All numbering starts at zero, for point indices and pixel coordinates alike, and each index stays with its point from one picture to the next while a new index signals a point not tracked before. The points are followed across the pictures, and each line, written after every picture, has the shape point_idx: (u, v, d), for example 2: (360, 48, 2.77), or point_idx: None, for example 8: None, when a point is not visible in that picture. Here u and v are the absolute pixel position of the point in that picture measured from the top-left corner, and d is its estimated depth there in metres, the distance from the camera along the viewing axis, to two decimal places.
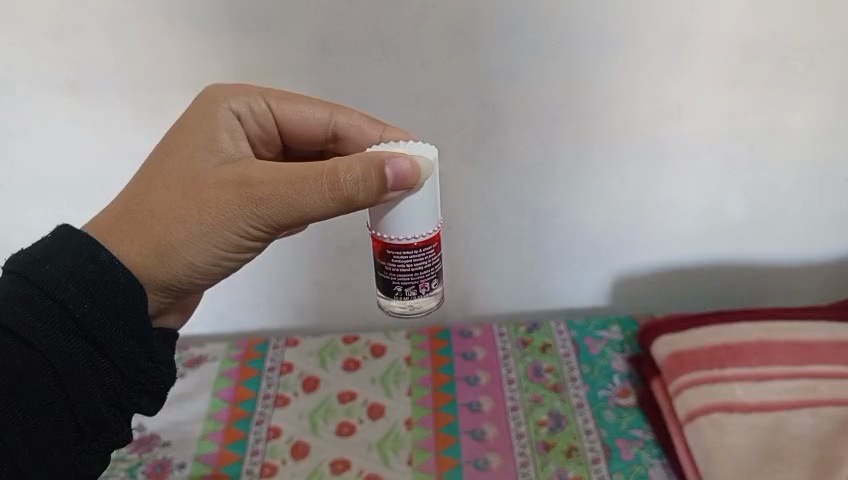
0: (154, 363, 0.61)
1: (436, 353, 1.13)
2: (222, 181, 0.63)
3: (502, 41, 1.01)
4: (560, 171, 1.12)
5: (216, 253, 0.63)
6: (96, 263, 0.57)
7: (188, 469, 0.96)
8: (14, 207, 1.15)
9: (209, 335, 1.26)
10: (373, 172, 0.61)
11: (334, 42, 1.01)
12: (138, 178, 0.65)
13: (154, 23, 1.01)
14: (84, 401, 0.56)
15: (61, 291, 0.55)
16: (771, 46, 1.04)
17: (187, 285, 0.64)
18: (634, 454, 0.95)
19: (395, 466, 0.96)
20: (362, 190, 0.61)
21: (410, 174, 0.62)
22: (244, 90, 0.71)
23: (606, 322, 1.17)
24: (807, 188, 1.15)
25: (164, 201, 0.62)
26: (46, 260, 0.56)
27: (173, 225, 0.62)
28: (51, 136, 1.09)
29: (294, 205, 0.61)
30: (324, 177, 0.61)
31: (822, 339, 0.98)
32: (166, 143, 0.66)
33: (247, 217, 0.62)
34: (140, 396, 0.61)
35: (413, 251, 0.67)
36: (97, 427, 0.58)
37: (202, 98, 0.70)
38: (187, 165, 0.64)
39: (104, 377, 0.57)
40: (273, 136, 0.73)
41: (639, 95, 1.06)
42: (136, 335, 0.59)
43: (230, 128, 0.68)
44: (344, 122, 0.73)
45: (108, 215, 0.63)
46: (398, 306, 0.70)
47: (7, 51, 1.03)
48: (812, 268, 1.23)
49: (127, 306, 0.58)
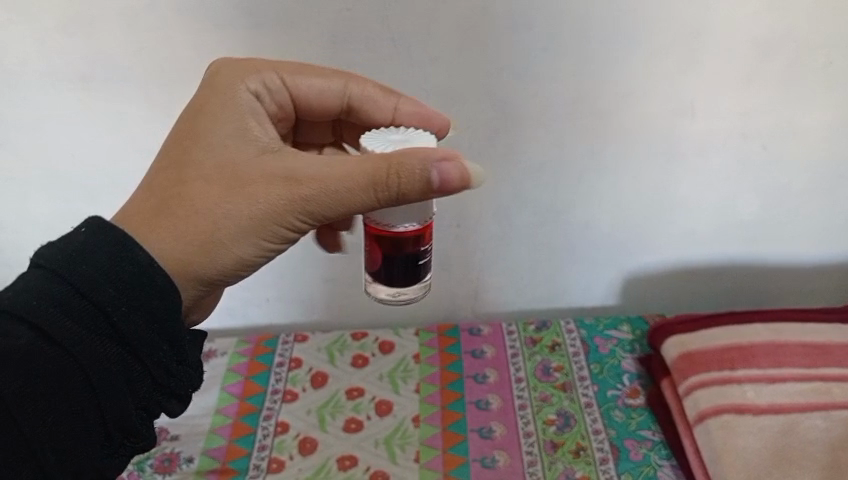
0: (184, 366, 0.58)
1: (445, 351, 1.13)
2: (265, 174, 0.60)
3: (515, 38, 1.00)
4: (570, 170, 1.11)
5: (262, 247, 0.62)
6: (134, 263, 0.55)
7: (195, 463, 0.97)
8: (26, 198, 1.16)
9: (218, 330, 1.27)
10: (419, 176, 0.57)
11: (345, 38, 1.01)
12: (168, 167, 0.61)
13: (165, 18, 1.01)
14: (115, 406, 0.53)
15: (97, 291, 0.53)
16: (786, 45, 1.02)
17: (228, 279, 0.62)
18: (643, 455, 0.95)
19: (402, 463, 0.96)
20: (411, 192, 0.58)
21: (459, 181, 0.58)
22: (256, 67, 0.68)
23: (616, 322, 1.16)
24: (821, 189, 1.14)
25: (206, 194, 0.60)
26: (82, 258, 0.53)
27: (220, 220, 0.59)
28: (61, 129, 1.09)
29: (343, 201, 0.60)
30: (375, 177, 0.58)
31: (836, 342, 0.97)
32: (192, 129, 0.62)
33: (297, 212, 0.60)
34: (169, 400, 0.58)
35: (404, 238, 0.65)
36: (125, 433, 0.55)
37: (214, 78, 0.66)
38: (222, 154, 0.61)
39: (135, 382, 0.55)
40: (287, 113, 0.71)
41: (653, 94, 1.05)
42: (169, 338, 0.57)
43: (255, 111, 0.65)
44: (358, 92, 0.72)
45: (143, 209, 0.60)
46: (386, 293, 0.69)
47: (21, 46, 1.03)
48: (824, 270, 1.22)
49: (162, 308, 0.56)
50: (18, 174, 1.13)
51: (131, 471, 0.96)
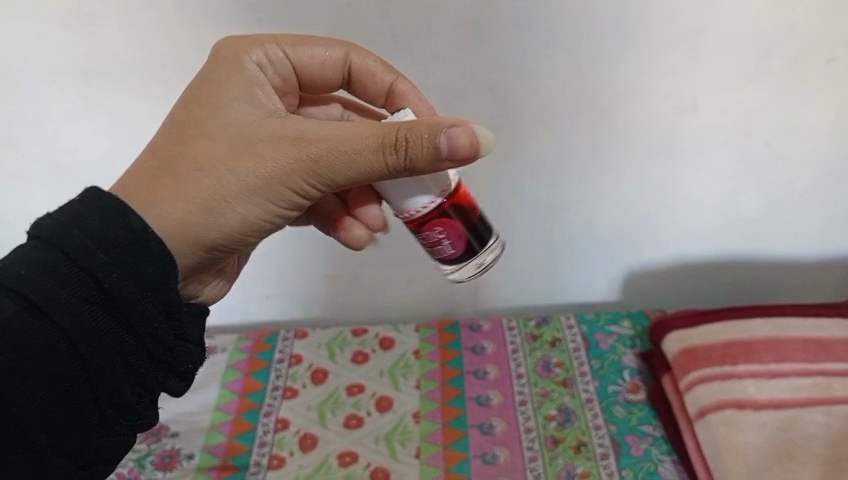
0: (182, 341, 0.57)
1: (446, 347, 1.13)
2: (273, 135, 0.59)
3: (515, 33, 1.00)
4: (570, 166, 1.11)
5: (269, 209, 0.61)
6: (128, 229, 0.53)
7: (196, 460, 0.97)
8: (28, 192, 1.16)
9: (220, 326, 1.28)
10: (429, 142, 0.56)
11: (345, 33, 1.00)
12: (171, 130, 0.60)
13: (165, 15, 1.00)
14: (108, 382, 0.52)
15: (88, 258, 0.50)
16: (789, 42, 1.01)
17: (234, 242, 0.62)
18: (644, 450, 0.95)
19: (403, 459, 0.95)
20: (421, 160, 0.57)
21: (468, 150, 0.56)
22: (258, 39, 0.66)
23: (617, 318, 1.16)
24: (824, 185, 1.14)
25: (211, 155, 0.59)
26: (75, 225, 0.51)
27: (224, 180, 0.58)
28: (61, 125, 1.09)
29: (352, 164, 0.58)
30: (386, 140, 0.57)
31: (837, 338, 0.97)
32: (198, 93, 0.61)
33: (305, 175, 0.59)
34: (167, 376, 0.57)
35: (445, 209, 0.64)
36: (121, 410, 0.53)
37: (219, 51, 0.64)
38: (227, 116, 0.60)
39: (128, 355, 0.53)
40: (291, 86, 0.68)
41: (654, 91, 1.05)
42: (165, 308, 0.54)
43: (258, 75, 0.63)
44: (357, 63, 0.71)
45: (144, 170, 0.59)
46: (473, 267, 0.67)
47: (21, 39, 1.02)
48: (826, 265, 1.22)
49: (157, 276, 0.53)
50: (20, 170, 1.14)
51: (131, 468, 0.96)
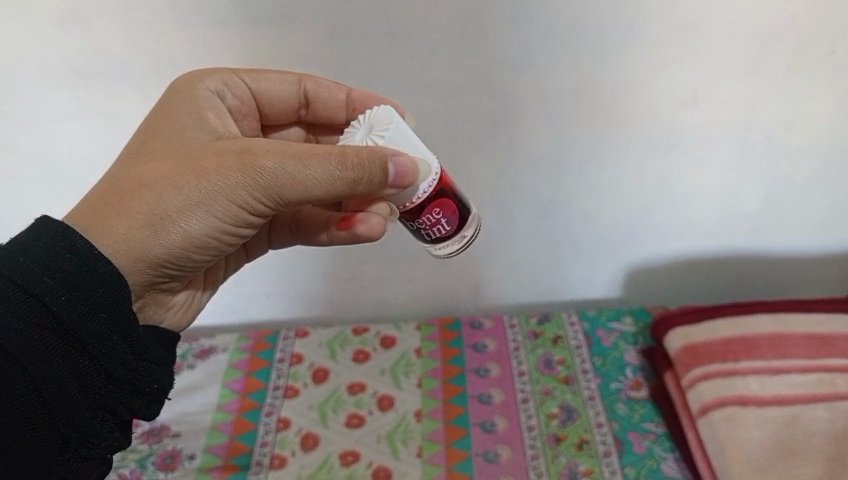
0: (143, 361, 0.57)
1: (446, 345, 1.13)
2: (219, 151, 0.58)
3: (513, 28, 0.99)
4: (570, 162, 1.11)
5: (215, 225, 0.59)
6: (74, 252, 0.53)
7: (197, 460, 0.96)
8: (26, 194, 1.16)
9: (219, 326, 1.27)
10: (378, 160, 0.58)
11: (342, 31, 1.00)
12: (123, 155, 0.60)
13: (161, 12, 0.99)
14: (65, 405, 0.51)
15: (35, 283, 0.50)
16: (789, 34, 1.01)
17: (181, 260, 0.60)
18: (646, 447, 0.94)
19: (405, 458, 0.95)
20: (369, 181, 0.58)
21: (413, 173, 0.59)
22: (215, 70, 0.69)
23: (619, 314, 1.16)
24: (826, 179, 1.13)
25: (156, 172, 0.58)
26: (21, 252, 0.51)
27: (166, 194, 0.57)
28: (58, 125, 1.09)
29: (298, 176, 0.57)
30: (334, 154, 0.57)
31: (839, 333, 0.96)
32: (152, 122, 0.62)
33: (250, 188, 0.57)
34: (132, 398, 0.57)
35: (434, 194, 0.64)
36: (82, 433, 0.53)
37: (176, 82, 0.67)
38: (178, 141, 0.60)
39: (84, 377, 0.53)
40: (250, 109, 0.71)
41: (655, 85, 1.04)
42: (120, 329, 0.55)
43: (215, 107, 0.65)
44: (313, 87, 0.72)
45: (93, 193, 0.58)
46: (456, 245, 0.68)
47: (16, 42, 1.02)
48: (828, 259, 1.21)
49: (107, 297, 0.54)
50: (17, 171, 1.13)
51: (133, 468, 0.96)
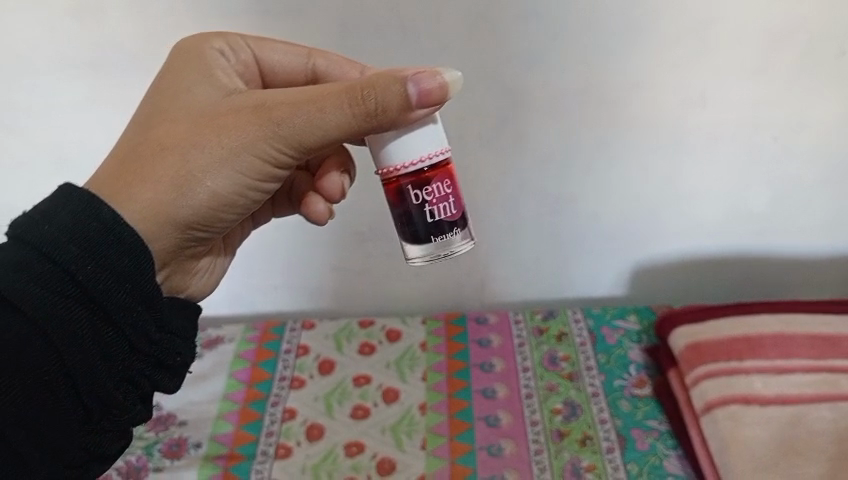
0: (166, 334, 0.58)
1: (452, 340, 1.13)
2: (236, 108, 0.60)
3: (524, 26, 1.00)
4: (579, 160, 1.11)
5: (240, 181, 0.60)
6: (99, 220, 0.54)
7: (204, 448, 0.97)
8: (39, 183, 1.16)
9: (227, 317, 1.28)
10: (396, 88, 0.57)
11: (356, 26, 1.01)
12: (139, 123, 0.61)
13: (176, 5, 1.01)
14: (87, 375, 0.52)
15: (60, 252, 0.51)
16: (798, 36, 1.01)
17: (207, 219, 0.61)
18: (649, 444, 0.95)
19: (410, 450, 0.96)
20: (386, 111, 0.58)
21: (437, 91, 0.58)
22: (218, 34, 0.69)
23: (624, 312, 1.17)
24: (833, 180, 1.13)
25: (177, 135, 0.59)
26: (46, 220, 0.52)
27: (189, 155, 0.58)
28: (73, 115, 1.10)
29: (317, 122, 0.58)
30: (349, 93, 0.58)
31: (843, 333, 0.97)
32: (162, 86, 0.63)
33: (270, 140, 0.59)
34: (154, 371, 0.58)
35: (428, 174, 0.61)
36: (105, 404, 0.54)
37: (179, 45, 0.67)
38: (192, 102, 0.61)
39: (108, 348, 0.54)
40: (254, 74, 0.70)
41: (663, 85, 1.05)
42: (144, 300, 0.55)
43: (223, 67, 0.65)
44: (322, 65, 0.72)
45: (115, 162, 0.59)
46: (433, 249, 0.63)
47: (32, 32, 1.03)
48: (834, 261, 1.22)
49: (133, 268, 0.54)
50: (31, 161, 1.14)
51: (140, 455, 0.96)
